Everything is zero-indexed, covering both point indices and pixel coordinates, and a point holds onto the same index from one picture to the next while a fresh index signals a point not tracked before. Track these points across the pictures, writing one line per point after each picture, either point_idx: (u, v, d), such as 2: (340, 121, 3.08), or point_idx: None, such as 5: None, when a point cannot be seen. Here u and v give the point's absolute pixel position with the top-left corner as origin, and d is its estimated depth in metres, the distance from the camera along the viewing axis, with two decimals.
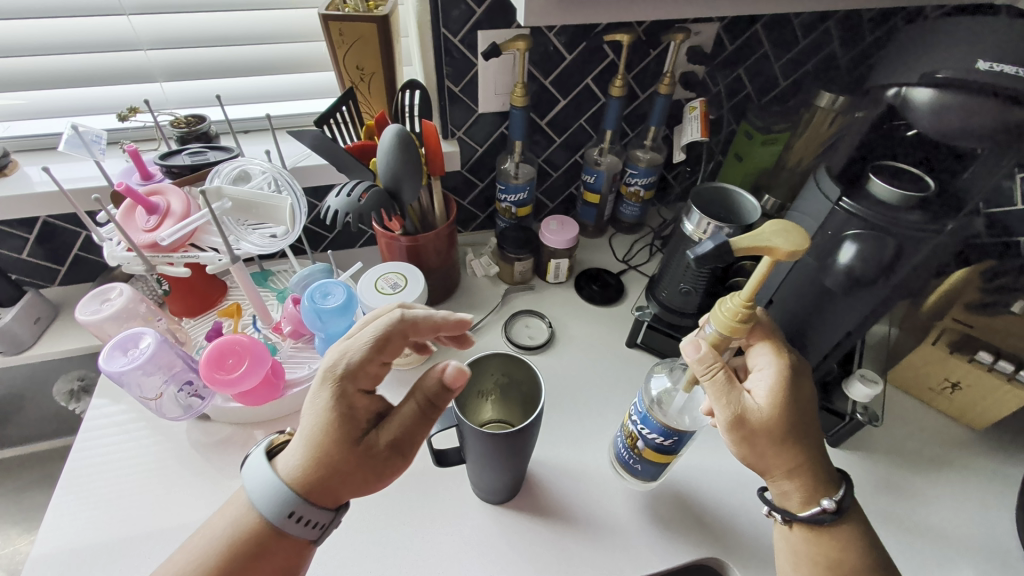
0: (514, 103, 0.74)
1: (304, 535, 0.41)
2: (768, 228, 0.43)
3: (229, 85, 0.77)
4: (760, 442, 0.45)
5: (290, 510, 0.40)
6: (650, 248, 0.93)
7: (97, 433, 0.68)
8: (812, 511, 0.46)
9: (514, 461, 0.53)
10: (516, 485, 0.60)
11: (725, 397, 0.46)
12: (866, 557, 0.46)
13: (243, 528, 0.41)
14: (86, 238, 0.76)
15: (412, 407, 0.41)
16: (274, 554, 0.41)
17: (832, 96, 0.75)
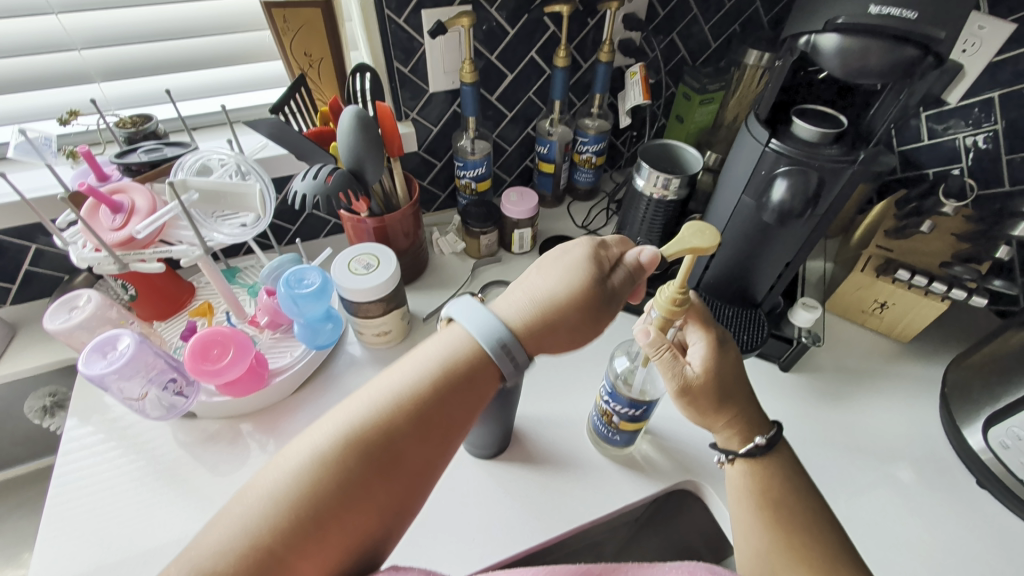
0: (464, 79, 0.77)
1: (506, 370, 0.44)
2: (683, 233, 0.43)
3: (172, 82, 0.75)
4: (701, 404, 0.51)
5: (508, 340, 0.44)
6: (606, 211, 0.98)
7: (80, 444, 0.67)
8: (747, 447, 0.50)
9: (504, 411, 0.57)
10: (505, 438, 0.64)
11: (670, 371, 0.50)
12: (796, 485, 0.48)
13: (460, 355, 0.44)
14: (35, 253, 0.73)
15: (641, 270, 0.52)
16: (480, 389, 0.44)
17: (758, 54, 0.81)
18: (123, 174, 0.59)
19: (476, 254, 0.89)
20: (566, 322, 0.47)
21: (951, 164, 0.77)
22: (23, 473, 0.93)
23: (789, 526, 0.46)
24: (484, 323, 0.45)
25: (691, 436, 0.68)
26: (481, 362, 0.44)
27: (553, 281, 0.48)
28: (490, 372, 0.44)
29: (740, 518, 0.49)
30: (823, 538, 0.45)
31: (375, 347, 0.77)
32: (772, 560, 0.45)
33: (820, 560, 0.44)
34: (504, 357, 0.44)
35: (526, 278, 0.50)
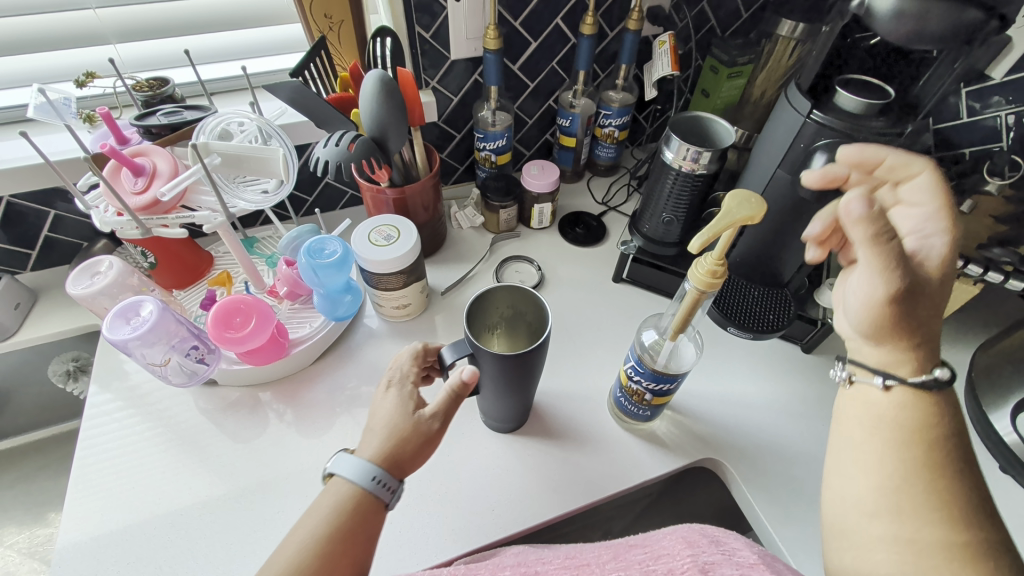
0: (487, 46, 0.74)
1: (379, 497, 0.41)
2: (730, 204, 0.42)
3: (190, 43, 0.74)
4: (906, 311, 0.41)
5: (372, 475, 0.41)
6: (627, 188, 0.96)
7: (103, 409, 0.68)
8: (919, 377, 0.41)
9: (526, 387, 0.57)
10: (525, 412, 0.63)
11: (889, 274, 0.40)
12: (958, 429, 0.40)
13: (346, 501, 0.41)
14: (54, 219, 0.72)
15: (446, 394, 0.45)
16: (365, 527, 0.41)
17: (792, 25, 0.78)
18: (143, 137, 0.58)
19: (494, 228, 0.88)
20: (419, 446, 0.44)
21: (990, 144, 0.73)
22: (49, 436, 0.95)
23: (943, 467, 0.38)
24: (351, 469, 0.42)
25: (711, 415, 0.67)
26: (359, 507, 0.41)
27: (376, 423, 0.45)
28: (374, 509, 0.41)
29: (863, 448, 0.42)
30: (971, 487, 0.38)
31: (394, 320, 0.77)
32: (898, 498, 0.38)
33: (961, 508, 0.37)
34: (386, 493, 0.42)
35: (380, 406, 0.46)
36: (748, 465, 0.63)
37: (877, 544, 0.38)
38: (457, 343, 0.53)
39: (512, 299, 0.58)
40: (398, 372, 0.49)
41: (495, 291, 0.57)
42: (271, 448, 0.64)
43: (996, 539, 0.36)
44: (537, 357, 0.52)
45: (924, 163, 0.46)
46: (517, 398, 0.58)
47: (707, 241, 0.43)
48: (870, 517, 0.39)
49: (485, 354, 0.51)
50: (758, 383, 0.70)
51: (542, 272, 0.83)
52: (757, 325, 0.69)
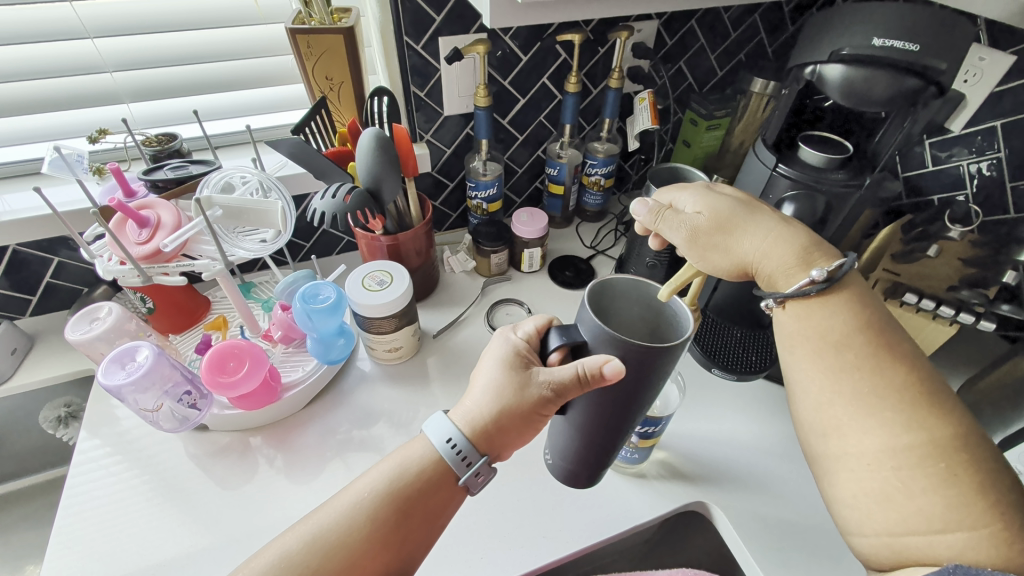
0: (478, 104, 0.79)
1: (455, 468, 0.46)
2: None
3: (197, 104, 0.79)
4: (717, 243, 0.50)
5: (450, 437, 0.46)
6: (615, 233, 0.99)
7: (92, 456, 0.68)
8: (799, 288, 0.47)
9: (621, 424, 0.48)
10: (592, 475, 0.55)
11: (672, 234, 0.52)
12: (864, 318, 0.45)
13: (413, 469, 0.46)
14: (58, 266, 0.75)
15: (571, 373, 0.43)
16: (434, 497, 0.45)
17: (764, 82, 0.85)
18: (149, 190, 0.61)
19: (486, 272, 0.91)
20: (522, 420, 0.45)
21: (955, 191, 0.78)
22: (34, 484, 0.93)
23: (860, 368, 0.43)
24: (439, 427, 0.47)
25: (700, 457, 0.67)
26: (434, 470, 0.46)
27: (486, 384, 0.46)
28: (446, 479, 0.46)
29: (801, 365, 0.46)
30: (898, 378, 0.42)
31: (387, 363, 0.78)
32: (836, 412, 0.43)
33: (893, 405, 0.41)
34: (462, 464, 0.46)
35: (485, 369, 0.47)
36: (738, 508, 0.62)
37: (839, 462, 0.43)
38: (567, 329, 0.45)
39: (635, 309, 0.48)
40: (518, 342, 0.47)
41: (617, 286, 0.47)
42: (259, 495, 0.64)
43: (935, 423, 0.40)
44: (665, 359, 0.42)
45: (661, 187, 0.57)
46: (616, 426, 0.48)
47: (675, 289, 0.45)
48: (823, 436, 0.44)
49: (602, 345, 0.43)
50: (745, 423, 0.71)
51: (532, 315, 0.85)
52: (740, 366, 0.73)
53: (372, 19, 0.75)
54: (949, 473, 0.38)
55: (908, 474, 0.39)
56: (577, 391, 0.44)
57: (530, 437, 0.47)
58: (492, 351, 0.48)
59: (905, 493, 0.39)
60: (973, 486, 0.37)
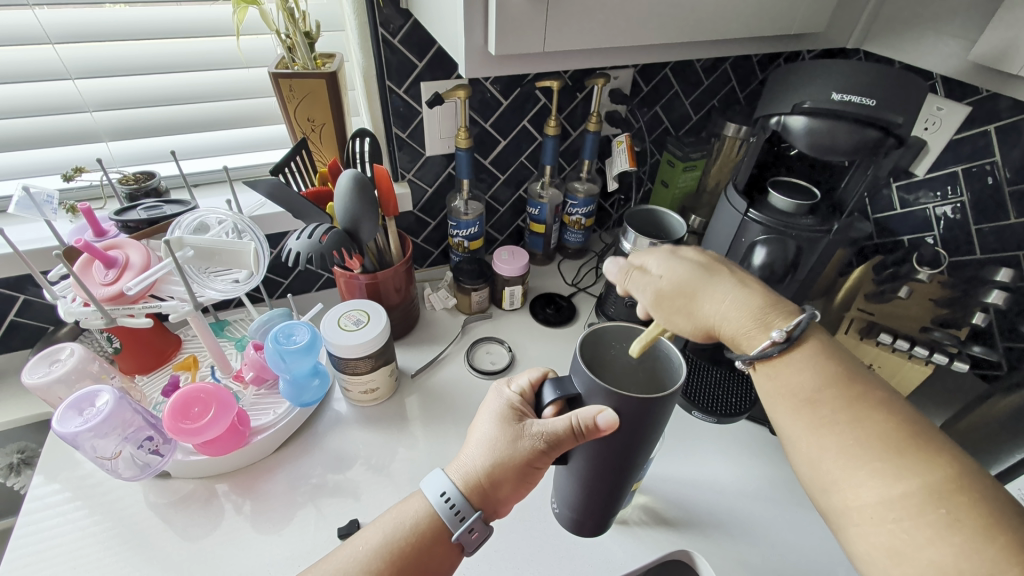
0: (459, 145, 0.80)
1: (447, 521, 0.46)
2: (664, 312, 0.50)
3: (176, 143, 0.79)
4: (679, 305, 0.53)
5: (444, 490, 0.46)
6: (596, 270, 1.00)
7: (40, 508, 0.63)
8: (763, 349, 0.48)
9: (622, 477, 0.50)
10: (601, 524, 0.58)
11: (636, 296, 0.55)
12: (831, 371, 0.45)
13: (405, 523, 0.46)
14: (22, 305, 0.72)
15: (564, 425, 0.45)
16: (428, 552, 0.45)
17: (737, 126, 0.88)
18: (120, 230, 0.61)
19: (467, 310, 0.90)
20: (516, 473, 0.46)
21: (924, 232, 0.80)
22: None
23: (836, 422, 0.43)
24: (434, 482, 0.47)
25: (683, 502, 0.65)
26: (428, 527, 0.46)
27: (481, 438, 0.48)
28: (439, 536, 0.46)
29: (787, 426, 0.47)
30: (879, 424, 0.42)
31: (362, 405, 0.76)
32: (826, 468, 0.43)
33: (880, 455, 0.41)
34: (455, 519, 0.46)
35: (480, 423, 0.49)
36: (723, 554, 0.61)
37: (843, 516, 0.42)
38: (561, 381, 0.47)
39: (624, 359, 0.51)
40: (510, 396, 0.49)
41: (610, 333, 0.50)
42: (222, 548, 0.60)
43: (928, 467, 0.39)
44: (659, 409, 0.44)
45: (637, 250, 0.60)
46: (619, 475, 0.50)
47: (645, 345, 0.47)
48: (825, 492, 0.44)
49: (596, 396, 0.44)
50: (727, 465, 0.70)
51: (513, 353, 0.84)
52: (720, 409, 0.72)
53: (356, 64, 0.77)
54: (951, 519, 0.37)
55: (913, 525, 0.38)
56: (571, 444, 0.46)
57: (524, 491, 0.48)
58: (487, 405, 0.50)
59: (912, 545, 0.38)
60: (978, 528, 0.36)
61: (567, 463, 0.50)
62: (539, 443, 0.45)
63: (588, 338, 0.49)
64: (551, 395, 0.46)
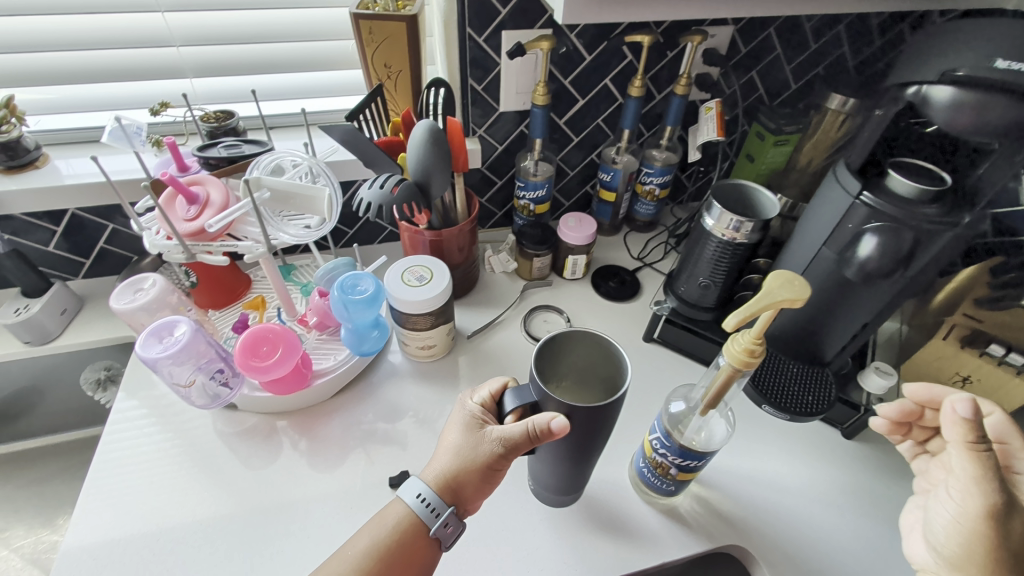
0: (536, 101, 0.76)
1: (424, 521, 0.47)
2: (770, 284, 0.41)
3: (256, 83, 0.79)
4: (1005, 543, 0.39)
5: (418, 492, 0.48)
6: (665, 246, 0.95)
7: (123, 423, 0.68)
8: None
9: (585, 458, 0.51)
10: (572, 489, 0.58)
11: (982, 485, 0.40)
12: None
13: (389, 526, 0.47)
14: (111, 232, 0.76)
15: (520, 432, 0.44)
16: (409, 549, 0.46)
17: (842, 99, 0.77)
18: (202, 166, 0.62)
19: (527, 275, 0.88)
20: (479, 475, 0.47)
21: None
22: (68, 442, 0.93)
23: None
24: (410, 486, 0.49)
25: (739, 496, 0.62)
26: (407, 526, 0.47)
27: (448, 444, 0.48)
28: (421, 534, 0.47)
29: None
30: None
31: (418, 360, 0.76)
32: None
33: None
34: (432, 517, 0.47)
35: (447, 431, 0.50)
36: (777, 555, 0.58)
37: None
38: (521, 389, 0.47)
39: (581, 356, 0.53)
40: (473, 405, 0.49)
41: (569, 338, 0.51)
42: (280, 480, 0.63)
43: None
44: (611, 410, 0.45)
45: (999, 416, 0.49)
46: (579, 460, 0.51)
47: (742, 321, 0.41)
48: None
49: (551, 403, 0.44)
50: (791, 463, 0.66)
51: (571, 324, 0.81)
52: (795, 406, 0.66)
53: (437, 9, 0.73)
54: None
55: None
56: (530, 447, 0.45)
57: (493, 490, 0.48)
58: (452, 414, 0.50)
59: None
60: None
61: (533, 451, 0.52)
62: (498, 448, 0.45)
63: (547, 343, 0.50)
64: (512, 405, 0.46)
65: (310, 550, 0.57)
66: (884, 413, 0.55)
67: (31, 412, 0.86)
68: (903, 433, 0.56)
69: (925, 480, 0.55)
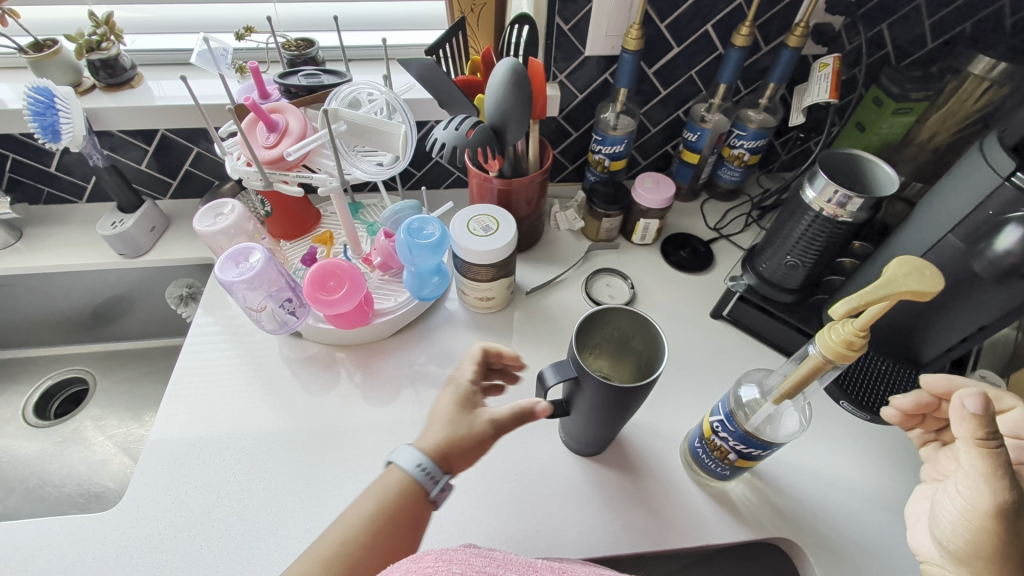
0: (626, 46, 0.70)
1: (423, 487, 0.43)
2: (895, 272, 0.37)
3: (338, 10, 0.78)
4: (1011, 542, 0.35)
5: (416, 462, 0.43)
6: (746, 217, 0.87)
7: (201, 339, 0.73)
8: None
9: (617, 421, 0.53)
10: (608, 441, 0.59)
11: (992, 482, 0.36)
12: None
13: (391, 489, 0.43)
14: (195, 156, 0.79)
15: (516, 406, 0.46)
16: (411, 513, 0.42)
17: (991, 63, 0.65)
18: (283, 95, 0.61)
19: (593, 235, 0.84)
20: (476, 447, 0.45)
21: None
22: (154, 348, 1.02)
23: None
24: (404, 455, 0.44)
25: (798, 491, 0.59)
26: (407, 491, 0.43)
27: (438, 417, 0.46)
28: (420, 500, 0.43)
29: None
30: None
31: (476, 310, 0.76)
32: None
33: None
34: (431, 484, 0.43)
35: (435, 408, 0.47)
36: (834, 557, 0.54)
37: None
38: (561, 364, 0.49)
39: (615, 326, 0.54)
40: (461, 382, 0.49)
41: (614, 312, 0.52)
42: (337, 409, 0.66)
43: None
44: (648, 386, 0.47)
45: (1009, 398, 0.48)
46: (611, 424, 0.53)
47: (854, 307, 0.38)
48: None
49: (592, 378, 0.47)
50: (860, 467, 0.61)
51: (634, 291, 0.78)
52: (875, 405, 0.62)
53: None
54: None
55: None
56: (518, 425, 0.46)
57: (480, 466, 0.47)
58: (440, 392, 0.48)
59: None
60: None
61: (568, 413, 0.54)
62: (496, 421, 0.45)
63: (593, 314, 0.51)
64: (557, 380, 0.48)
65: (361, 479, 0.60)
66: (899, 405, 0.52)
67: (124, 317, 0.94)
68: (914, 423, 0.54)
69: (932, 469, 0.51)
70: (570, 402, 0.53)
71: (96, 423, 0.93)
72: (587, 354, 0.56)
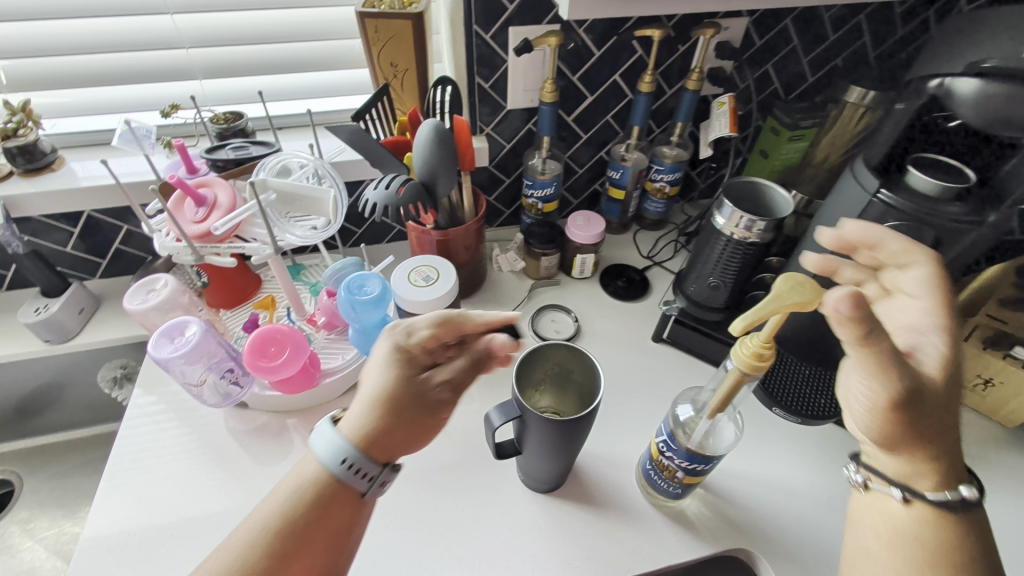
0: (543, 99, 0.75)
1: (356, 486, 0.41)
2: (780, 288, 0.41)
3: (264, 83, 0.80)
4: (906, 413, 0.39)
5: (343, 457, 0.41)
6: (675, 243, 0.93)
7: (139, 420, 0.69)
8: (938, 493, 0.40)
9: (568, 453, 0.54)
10: (563, 476, 0.60)
11: (880, 377, 0.38)
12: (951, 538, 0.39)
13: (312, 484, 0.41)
14: (126, 233, 0.78)
15: (464, 360, 0.43)
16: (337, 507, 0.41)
17: (863, 91, 0.74)
18: (210, 169, 0.63)
19: (534, 274, 0.87)
20: (418, 424, 0.42)
21: None
22: (87, 437, 0.95)
23: None
24: (327, 446, 0.41)
25: (749, 500, 0.61)
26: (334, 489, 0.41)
27: (370, 385, 0.43)
28: (352, 495, 0.41)
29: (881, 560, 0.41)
30: None
31: None
32: None
33: None
34: (362, 479, 0.41)
35: (366, 377, 0.44)
36: (790, 559, 0.56)
37: None
38: (505, 405, 0.51)
39: (552, 364, 0.56)
40: (417, 331, 0.44)
41: (548, 351, 0.54)
42: None
43: None
44: (589, 416, 0.49)
45: (919, 258, 0.45)
46: (562, 458, 0.54)
47: (750, 323, 0.41)
48: None
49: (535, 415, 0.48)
50: (804, 468, 0.64)
51: (579, 324, 0.80)
52: (805, 409, 0.66)
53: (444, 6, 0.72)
54: None
55: None
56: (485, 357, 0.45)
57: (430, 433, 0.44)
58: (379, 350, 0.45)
59: None
60: None
61: (520, 451, 0.55)
62: (439, 388, 0.43)
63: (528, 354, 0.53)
64: (501, 422, 0.49)
65: None
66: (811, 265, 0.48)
67: (53, 407, 0.89)
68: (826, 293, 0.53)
69: None
70: (520, 441, 0.54)
71: (23, 527, 0.85)
72: (533, 392, 0.58)
